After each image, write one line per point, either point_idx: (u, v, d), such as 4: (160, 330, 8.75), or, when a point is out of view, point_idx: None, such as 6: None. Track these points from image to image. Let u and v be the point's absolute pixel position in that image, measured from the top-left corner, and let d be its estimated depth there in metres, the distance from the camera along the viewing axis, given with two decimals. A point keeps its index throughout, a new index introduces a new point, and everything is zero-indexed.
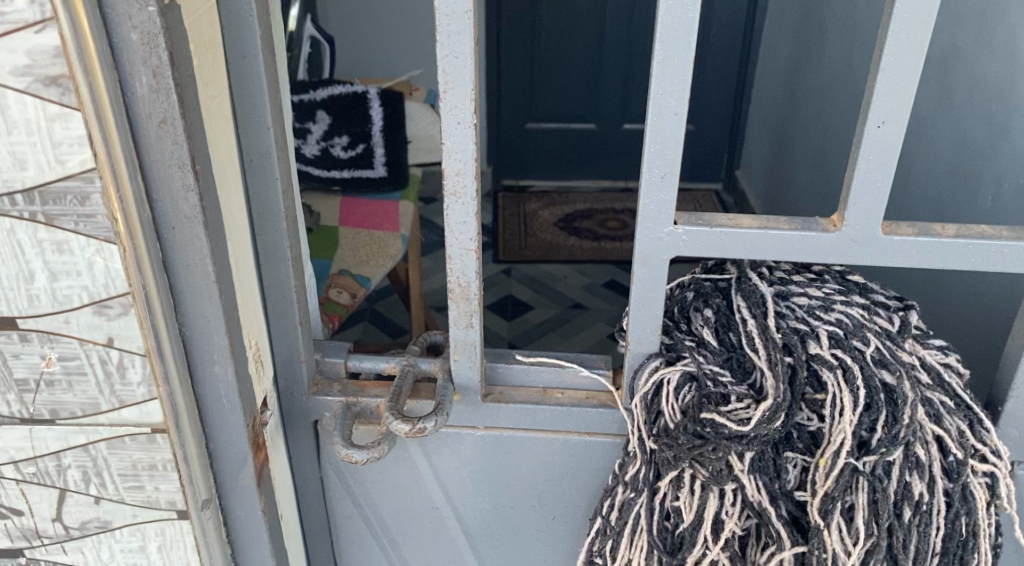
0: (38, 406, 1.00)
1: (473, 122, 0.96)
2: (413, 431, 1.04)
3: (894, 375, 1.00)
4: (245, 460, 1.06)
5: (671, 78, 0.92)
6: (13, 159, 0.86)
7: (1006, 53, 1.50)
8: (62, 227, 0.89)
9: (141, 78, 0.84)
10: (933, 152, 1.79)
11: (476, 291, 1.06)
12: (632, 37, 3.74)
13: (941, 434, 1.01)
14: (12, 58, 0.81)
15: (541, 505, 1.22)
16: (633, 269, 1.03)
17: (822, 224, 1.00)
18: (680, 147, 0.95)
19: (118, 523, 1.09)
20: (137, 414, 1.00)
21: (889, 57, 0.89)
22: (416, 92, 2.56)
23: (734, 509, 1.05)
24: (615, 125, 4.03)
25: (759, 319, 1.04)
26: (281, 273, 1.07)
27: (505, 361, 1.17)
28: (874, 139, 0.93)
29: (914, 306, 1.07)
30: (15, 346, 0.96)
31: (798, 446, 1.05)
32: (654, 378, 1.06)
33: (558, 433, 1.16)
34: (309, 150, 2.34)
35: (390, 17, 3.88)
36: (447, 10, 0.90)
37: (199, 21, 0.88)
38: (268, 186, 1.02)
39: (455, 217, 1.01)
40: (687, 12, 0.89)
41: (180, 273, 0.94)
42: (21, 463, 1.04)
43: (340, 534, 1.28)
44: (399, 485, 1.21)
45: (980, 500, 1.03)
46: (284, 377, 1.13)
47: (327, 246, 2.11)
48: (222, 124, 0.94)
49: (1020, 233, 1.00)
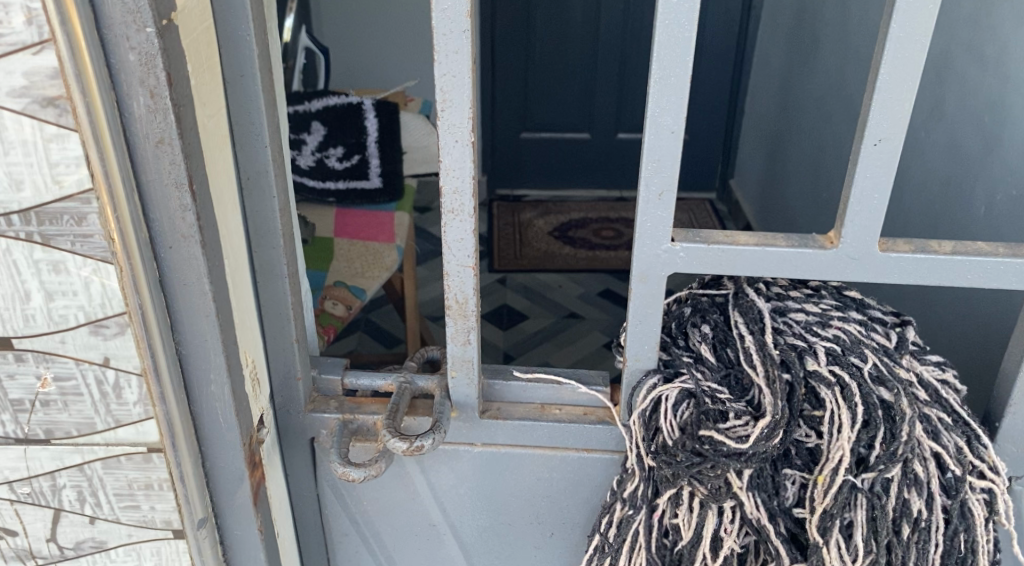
0: (33, 425, 1.00)
1: (471, 140, 0.95)
2: (411, 449, 1.01)
3: (893, 392, 1.00)
4: (242, 479, 1.05)
5: (668, 96, 0.92)
6: (9, 179, 0.85)
7: (998, 68, 1.51)
8: (59, 247, 0.89)
9: (139, 98, 0.83)
10: (929, 165, 1.80)
11: (473, 308, 1.06)
12: (625, 47, 3.75)
13: (940, 450, 1.01)
14: (9, 79, 0.81)
15: (539, 522, 1.22)
16: (631, 286, 1.03)
17: (819, 241, 1.00)
18: (677, 165, 0.95)
19: (114, 543, 1.08)
20: (134, 434, 0.99)
21: (885, 76, 0.89)
22: (410, 103, 2.60)
23: (734, 526, 1.05)
24: (609, 134, 4.03)
25: (757, 335, 1.04)
26: (278, 291, 1.06)
27: (503, 377, 1.16)
28: (872, 156, 0.93)
29: (911, 321, 1.07)
30: (10, 367, 0.95)
31: (797, 463, 1.05)
32: (652, 395, 1.05)
33: (556, 449, 1.15)
34: (303, 162, 2.32)
35: (384, 27, 3.88)
36: (445, 28, 0.90)
37: (197, 39, 0.87)
38: (266, 204, 1.01)
39: (453, 234, 1.01)
40: (684, 32, 0.89)
41: (176, 292, 0.93)
42: (15, 484, 1.03)
43: (336, 551, 1.28)
44: (395, 502, 1.21)
45: (978, 517, 1.03)
46: (280, 394, 1.13)
47: (322, 257, 2.10)
48: (219, 142, 0.94)
49: (1017, 249, 1.00)
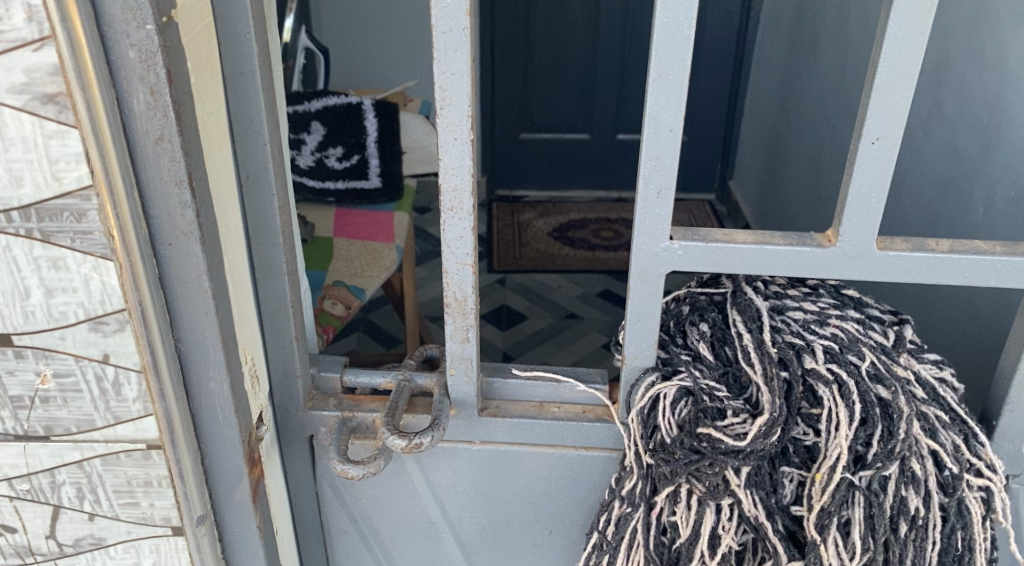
0: (32, 422, 1.00)
1: (470, 138, 0.96)
2: (409, 447, 1.01)
3: (890, 390, 1.00)
4: (240, 477, 1.05)
5: (667, 94, 0.92)
6: (10, 176, 0.86)
7: (997, 67, 1.51)
8: (59, 244, 0.89)
9: (139, 96, 0.84)
10: (927, 165, 1.80)
11: (472, 306, 1.06)
12: (624, 47, 3.76)
13: (937, 448, 1.01)
14: (9, 75, 0.81)
15: (537, 520, 1.22)
16: (629, 283, 1.03)
17: (817, 239, 1.00)
18: (675, 164, 0.95)
19: (113, 540, 1.08)
20: (133, 431, 0.99)
21: (883, 74, 0.89)
22: (410, 104, 2.61)
23: (731, 524, 1.06)
24: (608, 135, 4.03)
25: (755, 333, 1.04)
26: (277, 289, 1.06)
27: (502, 375, 1.16)
28: (870, 155, 0.93)
29: (909, 320, 1.07)
30: (10, 363, 0.96)
31: (795, 461, 1.05)
32: (650, 393, 1.05)
33: (555, 447, 1.16)
34: (303, 161, 2.33)
35: (383, 26, 3.89)
36: (445, 27, 0.90)
37: (197, 37, 0.88)
38: (265, 202, 1.01)
39: (452, 232, 1.01)
40: (682, 31, 0.89)
41: (175, 289, 0.93)
42: (14, 480, 1.04)
43: (335, 548, 1.28)
44: (394, 500, 1.21)
45: (976, 515, 1.03)
46: (279, 392, 1.13)
47: (321, 256, 2.10)
48: (218, 139, 0.94)
49: (1014, 248, 1.00)
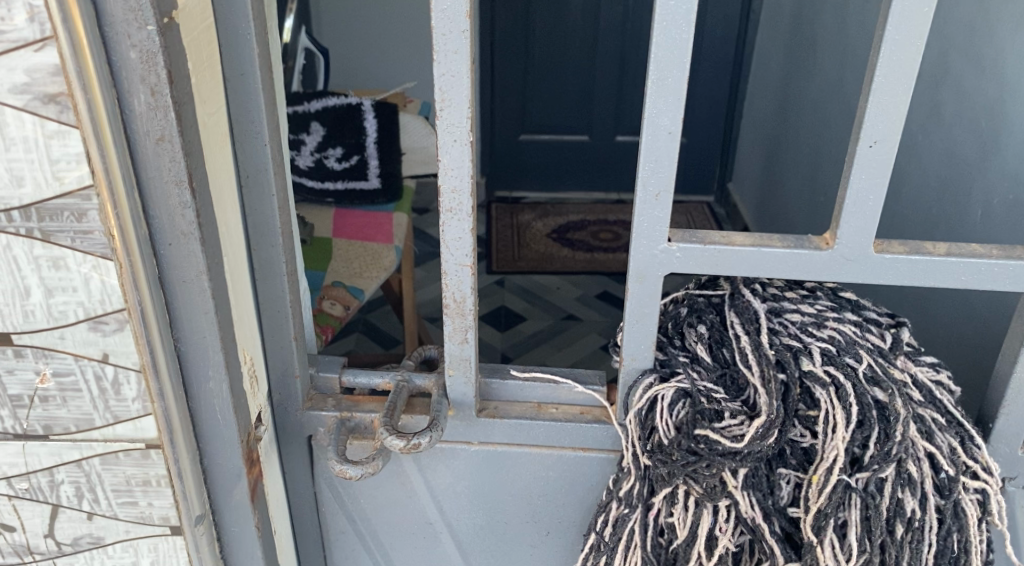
0: (31, 421, 1.00)
1: (468, 140, 0.96)
2: (408, 447, 1.01)
3: (887, 392, 1.00)
4: (239, 477, 1.06)
5: (666, 97, 0.93)
6: (10, 176, 0.86)
7: (995, 72, 1.52)
8: (59, 244, 0.89)
9: (140, 96, 0.84)
10: (925, 168, 1.80)
11: (471, 307, 1.06)
12: (624, 49, 3.76)
13: (933, 451, 1.02)
14: (10, 75, 0.81)
15: (535, 521, 1.23)
16: (627, 285, 1.03)
17: (815, 242, 1.01)
18: (674, 166, 0.96)
19: (111, 539, 1.09)
20: (132, 430, 1.00)
21: (880, 79, 0.90)
22: (410, 105, 2.61)
23: (728, 525, 1.06)
24: (607, 136, 4.04)
25: (753, 335, 1.04)
26: (276, 288, 1.06)
27: (500, 376, 1.17)
28: (867, 158, 0.94)
29: (906, 323, 1.08)
30: (9, 362, 0.96)
31: (791, 462, 1.05)
32: (648, 395, 1.05)
33: (552, 448, 1.16)
34: (303, 162, 2.33)
35: (383, 27, 3.89)
36: (444, 29, 0.91)
37: (197, 38, 0.88)
38: (265, 203, 1.02)
39: (451, 233, 1.02)
40: (681, 34, 0.89)
41: (174, 288, 0.93)
42: (13, 479, 1.04)
43: (333, 548, 1.28)
44: (392, 501, 1.21)
45: (972, 517, 1.04)
46: (279, 392, 1.13)
47: (321, 257, 2.10)
48: (219, 140, 0.94)
49: (1011, 252, 1.00)
